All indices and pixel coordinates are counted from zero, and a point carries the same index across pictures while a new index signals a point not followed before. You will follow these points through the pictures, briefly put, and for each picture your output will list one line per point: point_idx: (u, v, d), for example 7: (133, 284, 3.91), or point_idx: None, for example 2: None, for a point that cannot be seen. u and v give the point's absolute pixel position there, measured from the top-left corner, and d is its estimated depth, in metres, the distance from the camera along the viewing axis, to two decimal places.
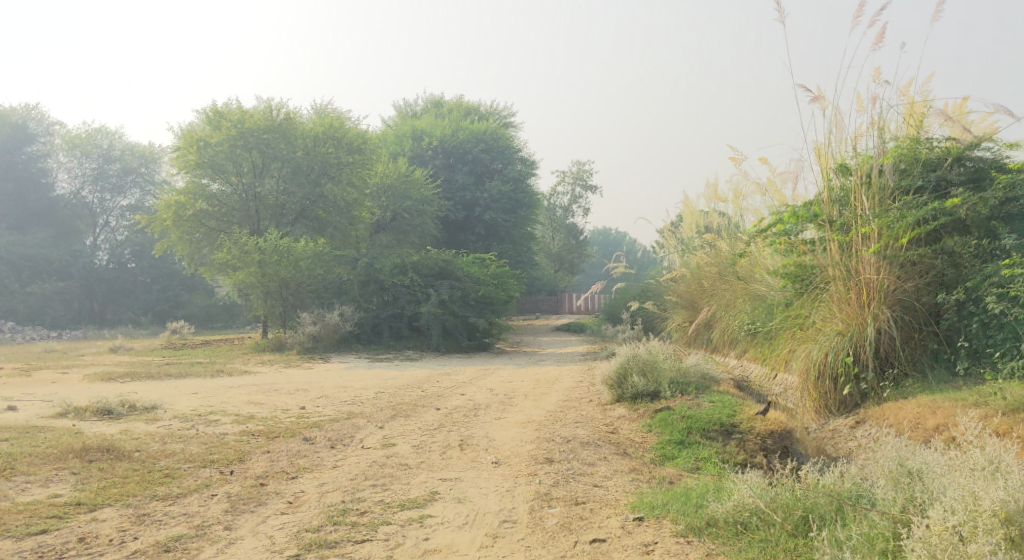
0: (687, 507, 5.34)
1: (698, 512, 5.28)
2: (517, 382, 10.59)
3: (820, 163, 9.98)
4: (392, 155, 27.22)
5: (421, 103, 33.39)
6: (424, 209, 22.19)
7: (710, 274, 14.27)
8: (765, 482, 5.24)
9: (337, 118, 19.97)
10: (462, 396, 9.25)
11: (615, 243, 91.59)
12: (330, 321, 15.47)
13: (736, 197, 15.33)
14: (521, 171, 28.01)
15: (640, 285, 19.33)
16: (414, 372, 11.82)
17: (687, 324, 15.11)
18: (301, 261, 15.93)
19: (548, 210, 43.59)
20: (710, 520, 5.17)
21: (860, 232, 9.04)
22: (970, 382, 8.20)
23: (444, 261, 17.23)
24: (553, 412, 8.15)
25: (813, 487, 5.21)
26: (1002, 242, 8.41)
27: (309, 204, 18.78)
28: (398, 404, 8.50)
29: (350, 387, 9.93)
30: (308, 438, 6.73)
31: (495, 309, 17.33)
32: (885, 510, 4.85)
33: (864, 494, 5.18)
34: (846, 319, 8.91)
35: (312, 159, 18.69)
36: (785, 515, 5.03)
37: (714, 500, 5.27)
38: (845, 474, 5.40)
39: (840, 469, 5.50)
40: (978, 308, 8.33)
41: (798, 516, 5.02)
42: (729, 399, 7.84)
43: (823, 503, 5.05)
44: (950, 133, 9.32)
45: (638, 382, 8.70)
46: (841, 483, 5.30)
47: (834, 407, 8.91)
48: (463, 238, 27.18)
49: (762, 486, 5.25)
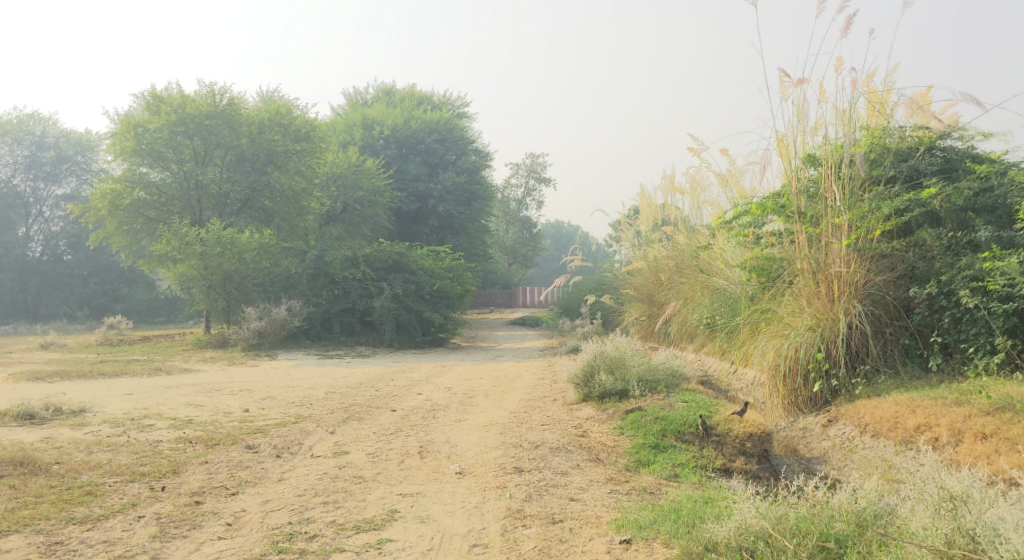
0: (681, 528, 4.95)
1: (692, 534, 4.89)
2: (476, 380, 10.13)
3: (788, 153, 9.63)
4: (342, 145, 26.34)
5: (371, 92, 32.63)
6: (376, 200, 21.54)
7: (669, 267, 13.94)
8: (768, 501, 4.86)
9: (284, 104, 19.24)
10: (419, 396, 8.76)
11: (568, 237, 91.49)
12: (278, 315, 14.77)
13: (695, 190, 15.04)
14: (476, 162, 27.57)
15: (596, 278, 19.02)
16: (366, 370, 11.29)
17: (644, 318, 14.77)
18: (245, 253, 15.16)
19: (502, 204, 43.17)
20: (710, 544, 4.76)
21: (831, 223, 8.69)
22: (944, 379, 7.94)
23: (398, 253, 16.66)
24: (516, 413, 7.70)
25: (824, 510, 4.85)
26: (977, 234, 8.15)
27: (255, 193, 18.03)
28: (351, 405, 7.97)
29: (299, 386, 9.36)
30: (252, 446, 6.17)
31: (450, 303, 16.87)
32: (925, 540, 4.45)
33: (883, 516, 4.80)
34: (816, 315, 8.55)
35: (257, 146, 17.96)
36: (798, 541, 4.66)
37: (712, 521, 4.88)
38: (859, 492, 4.99)
39: (851, 486, 5.08)
40: (951, 302, 8.07)
41: (815, 543, 4.64)
42: (702, 400, 7.48)
43: (843, 528, 4.68)
44: (921, 121, 9.05)
45: (605, 380, 8.30)
46: (856, 501, 4.91)
47: (804, 404, 8.59)
48: (416, 230, 26.59)
49: (765, 505, 4.86)
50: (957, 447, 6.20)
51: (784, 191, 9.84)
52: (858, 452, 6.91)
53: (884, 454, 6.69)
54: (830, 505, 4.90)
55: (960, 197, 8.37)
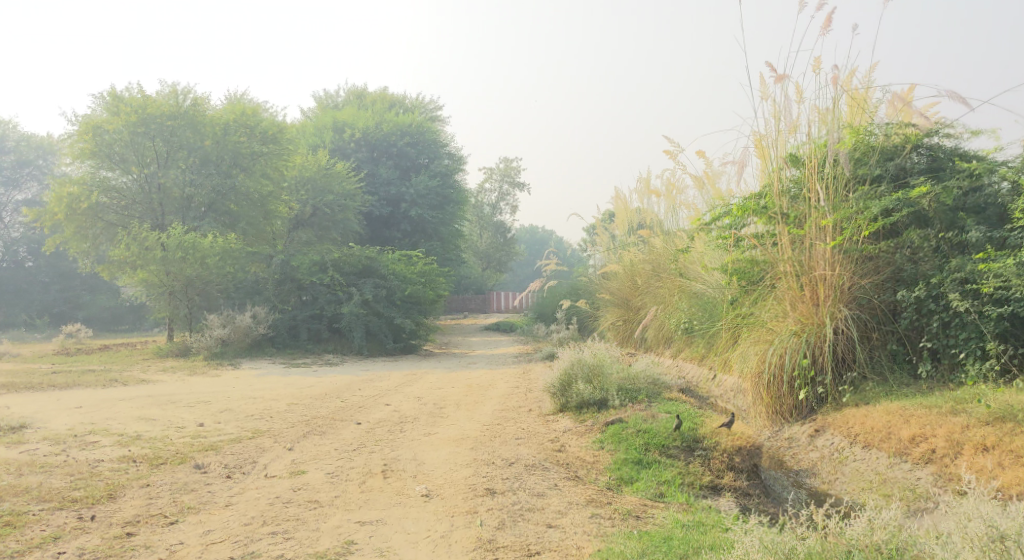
0: None
1: None
2: (447, 390, 9.69)
3: (769, 153, 9.28)
4: (311, 147, 25.73)
5: (342, 94, 32.09)
6: (347, 204, 21.01)
7: (646, 271, 13.58)
8: (770, 531, 4.64)
9: (250, 105, 18.74)
10: (386, 407, 8.31)
11: (543, 241, 91.28)
12: (242, 322, 14.22)
13: (670, 192, 14.72)
14: (448, 166, 27.22)
15: (571, 283, 18.65)
16: (332, 379, 10.81)
17: (620, 323, 14.39)
18: (208, 258, 14.47)
19: (475, 208, 42.76)
20: None
21: (815, 224, 8.35)
22: (934, 387, 7.61)
23: (368, 257, 16.21)
24: (489, 426, 7.28)
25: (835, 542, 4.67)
26: (968, 235, 7.84)
27: (219, 196, 17.44)
28: (314, 418, 7.50)
29: (261, 398, 8.87)
30: (200, 466, 5.69)
31: (421, 309, 16.44)
32: None
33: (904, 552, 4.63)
34: (801, 320, 8.20)
35: (222, 148, 17.46)
36: None
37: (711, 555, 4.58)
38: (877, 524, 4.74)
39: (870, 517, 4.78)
40: (939, 305, 7.75)
41: None
42: (686, 410, 7.11)
43: None
44: (905, 119, 8.75)
45: (583, 389, 7.90)
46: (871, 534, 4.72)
47: (789, 413, 8.24)
48: (388, 235, 26.05)
49: (768, 534, 4.63)
50: (956, 460, 5.89)
51: (765, 191, 9.45)
52: (849, 464, 6.56)
53: (877, 467, 6.35)
54: (847, 541, 4.71)
55: (949, 196, 8.05)
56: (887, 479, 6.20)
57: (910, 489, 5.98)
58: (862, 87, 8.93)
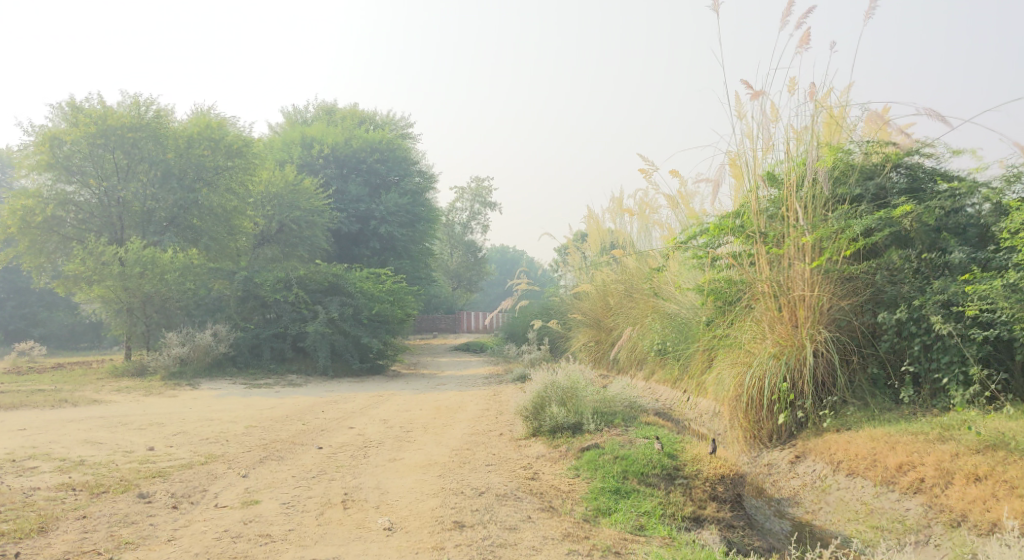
0: None
1: None
2: (414, 412, 9.33)
3: (745, 171, 9.07)
4: (278, 163, 25.25)
5: (312, 110, 31.68)
6: (314, 220, 20.57)
7: (618, 291, 13.35)
8: None
9: (215, 118, 18.34)
10: (350, 431, 7.94)
11: (513, 262, 91.13)
12: (202, 341, 13.75)
13: (643, 212, 14.52)
14: (419, 184, 26.97)
15: (542, 303, 18.38)
16: (294, 400, 10.40)
17: (592, 344, 14.13)
18: (167, 273, 14.15)
19: (446, 228, 42.42)
20: None
21: (794, 243, 8.12)
22: (916, 412, 7.37)
23: (334, 275, 15.81)
24: (457, 451, 6.94)
25: None
26: (951, 256, 7.63)
27: (182, 211, 17.02)
28: (272, 441, 7.11)
29: (218, 420, 8.46)
30: (144, 494, 5.31)
31: (389, 328, 16.08)
32: None
33: None
34: (779, 342, 7.95)
35: (185, 161, 17.04)
36: None
37: None
38: None
39: None
40: (920, 327, 7.52)
41: None
42: (665, 437, 6.83)
43: None
44: (883, 138, 8.60)
45: (557, 412, 7.59)
46: None
47: (768, 437, 7.99)
48: (357, 253, 25.64)
49: None
50: (947, 490, 5.64)
51: (742, 210, 9.22)
52: (833, 493, 6.31)
53: (863, 496, 6.11)
54: None
55: (931, 216, 7.85)
56: (873, 509, 5.96)
57: (899, 520, 5.74)
58: (839, 107, 8.75)
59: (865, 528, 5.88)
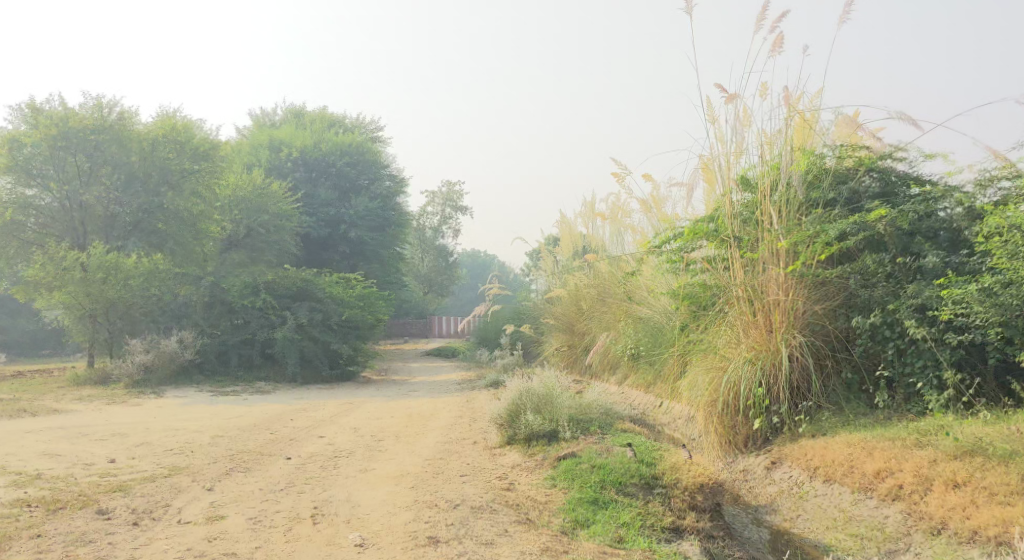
0: None
1: None
2: (385, 420, 9.16)
3: (719, 175, 8.98)
4: (246, 166, 24.91)
5: (280, 113, 31.34)
6: (282, 224, 20.30)
7: (591, 295, 13.27)
8: None
9: (180, 121, 18.00)
10: (320, 440, 7.76)
11: (484, 266, 90.99)
12: (167, 348, 13.46)
13: (615, 216, 14.46)
14: (389, 188, 26.78)
15: (514, 308, 18.27)
16: (263, 408, 10.18)
17: (565, 348, 14.03)
18: (131, 279, 13.79)
19: (417, 232, 42.17)
20: None
21: (769, 247, 8.04)
22: (891, 417, 7.31)
23: (303, 280, 15.61)
24: (430, 461, 6.80)
25: None
26: (925, 260, 7.58)
27: (146, 215, 16.71)
28: (239, 452, 6.92)
29: (183, 430, 8.23)
30: (104, 510, 5.11)
31: (360, 333, 15.89)
32: None
33: None
34: (754, 346, 7.85)
35: (150, 164, 16.71)
36: None
37: None
38: None
39: None
40: (894, 332, 7.46)
41: None
42: (642, 445, 6.73)
43: None
44: (856, 143, 8.56)
45: (532, 420, 7.47)
46: None
47: (742, 443, 7.89)
48: (326, 257, 25.36)
49: None
50: (926, 497, 5.59)
51: (716, 214, 9.13)
52: (811, 500, 6.24)
53: (841, 503, 6.05)
54: None
55: (905, 220, 7.79)
56: (852, 517, 5.90)
57: (878, 528, 5.68)
58: (809, 111, 8.68)
59: (845, 536, 5.82)
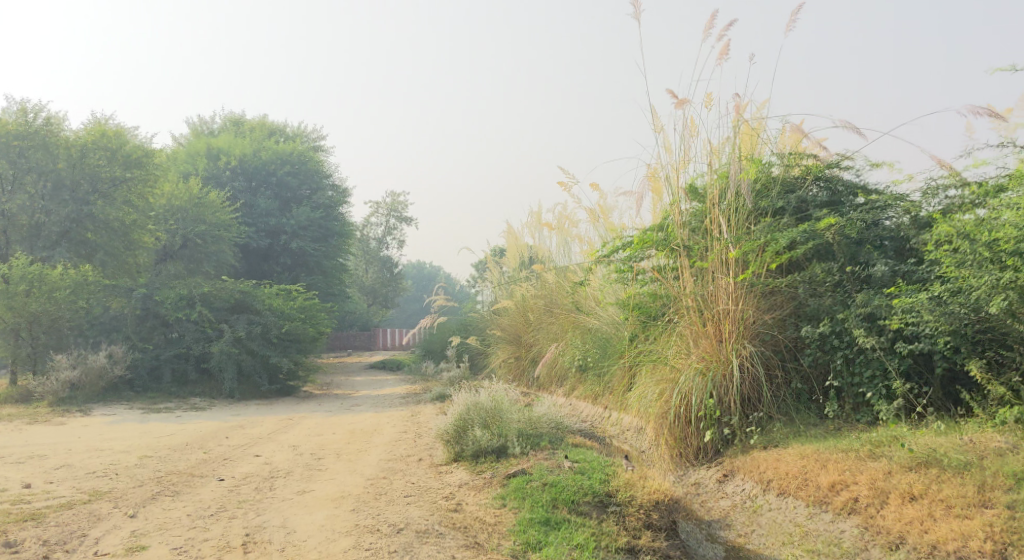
0: None
1: None
2: (326, 436, 8.80)
3: (666, 183, 8.82)
4: (182, 176, 24.19)
5: (219, 121, 30.60)
6: (220, 235, 19.71)
7: (538, 306, 13.05)
8: None
9: (112, 127, 17.36)
10: (257, 459, 7.39)
11: (429, 277, 90.42)
12: (95, 364, 12.85)
13: (562, 226, 14.27)
14: (332, 198, 26.30)
15: (460, 319, 17.99)
16: (196, 425, 9.73)
17: (512, 360, 13.78)
18: (57, 291, 13.17)
19: (361, 243, 41.64)
20: None
21: (717, 256, 7.86)
22: (841, 427, 7.16)
23: (241, 291, 15.17)
24: (374, 480, 6.49)
25: None
26: (874, 269, 7.41)
27: (74, 224, 15.95)
28: (167, 473, 6.52)
29: (109, 450, 7.79)
30: (11, 544, 4.74)
31: (301, 347, 15.44)
32: None
33: None
34: (704, 357, 7.65)
35: (79, 172, 16.05)
36: None
37: None
38: None
39: None
40: (842, 341, 7.33)
41: None
42: (596, 460, 6.53)
43: None
44: (803, 151, 8.42)
45: (479, 435, 7.20)
46: None
47: (694, 455, 7.65)
48: (267, 268, 24.76)
49: None
50: (883, 510, 5.45)
51: (665, 223, 8.99)
52: (765, 514, 6.08)
53: (796, 518, 5.88)
54: None
55: (854, 228, 7.63)
56: (808, 532, 5.74)
57: (834, 544, 5.53)
58: (754, 123, 8.56)
59: (801, 553, 5.66)
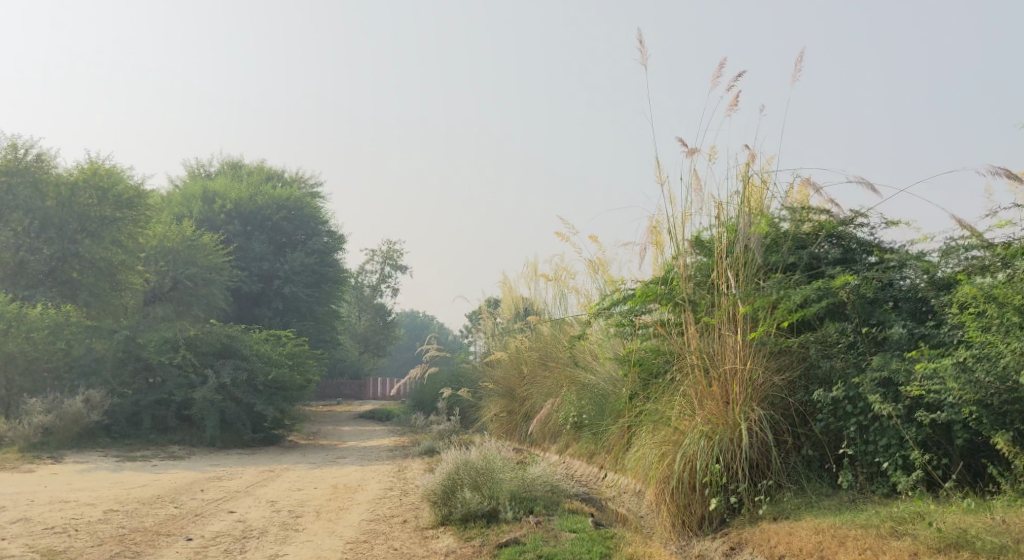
0: None
1: None
2: (308, 492, 8.35)
3: (669, 236, 8.47)
4: (176, 218, 23.96)
5: (216, 165, 30.46)
6: (212, 277, 19.33)
7: (532, 359, 12.64)
8: None
9: (104, 166, 17.14)
10: (231, 515, 6.97)
11: (423, 326, 89.90)
12: (70, 408, 12.38)
13: (559, 277, 13.92)
14: (328, 244, 25.99)
15: (453, 370, 17.55)
16: (171, 476, 9.27)
17: (504, 415, 13.32)
18: (36, 332, 12.81)
19: (355, 290, 41.29)
20: None
21: (724, 313, 7.48)
22: (856, 498, 6.71)
23: (229, 336, 14.77)
24: (354, 545, 6.07)
25: None
26: (892, 331, 7.02)
27: (60, 262, 15.59)
28: (131, 532, 6.13)
29: (73, 502, 7.34)
30: None
31: (288, 396, 14.95)
32: None
33: None
34: (711, 419, 7.22)
35: (67, 211, 15.84)
36: None
37: None
38: None
39: None
40: (856, 407, 6.92)
41: None
42: (597, 530, 6.13)
43: None
44: (815, 207, 8.07)
45: (469, 498, 6.80)
46: None
47: (697, 524, 7.15)
48: (258, 313, 24.34)
49: None
50: None
51: (669, 276, 8.63)
52: None
53: None
54: None
55: (870, 287, 7.25)
56: None
57: None
58: (758, 175, 8.14)
59: None
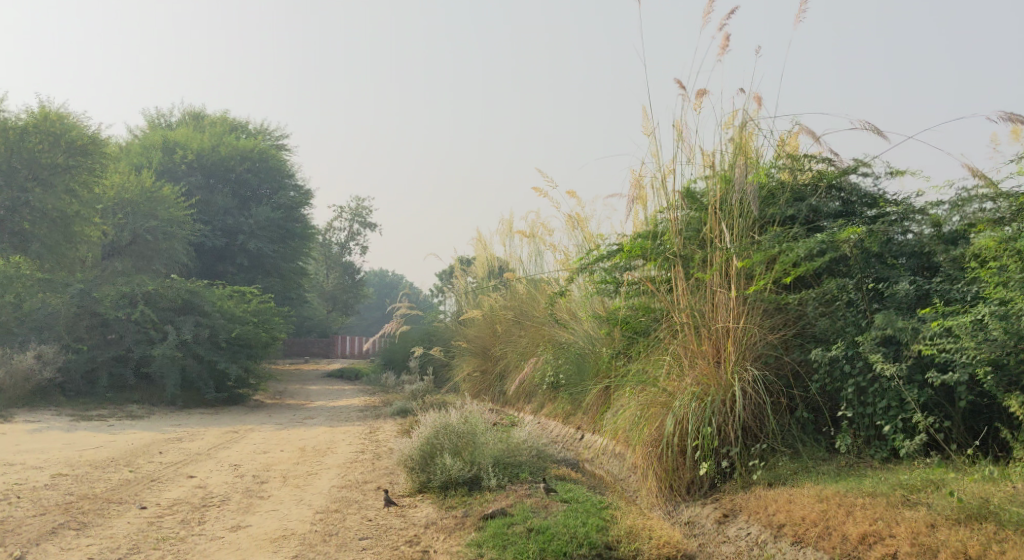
0: None
1: None
2: (275, 455, 7.85)
3: (657, 189, 7.99)
4: (135, 168, 23.08)
5: (177, 115, 29.40)
6: (173, 231, 18.58)
7: (506, 317, 12.19)
8: None
9: (56, 110, 16.26)
10: (191, 480, 6.47)
11: (391, 286, 89.14)
12: (20, 364, 11.83)
13: (535, 234, 13.45)
14: (294, 199, 25.25)
15: (424, 329, 17.05)
16: (127, 438, 8.71)
17: (477, 374, 12.89)
18: None
19: (323, 247, 40.51)
20: None
21: (718, 266, 7.04)
22: (854, 464, 6.33)
23: (189, 290, 14.10)
24: (323, 515, 5.64)
25: None
26: (896, 287, 6.63)
27: (10, 212, 14.77)
28: (79, 499, 5.62)
29: (18, 465, 6.78)
30: None
31: (252, 354, 14.37)
32: None
33: None
34: (702, 380, 6.80)
35: (16, 157, 15.01)
36: None
37: None
38: None
39: None
40: (854, 367, 6.49)
41: None
42: (593, 501, 5.74)
43: None
44: (816, 156, 7.63)
45: (450, 463, 6.37)
46: None
47: (686, 490, 6.74)
48: (222, 269, 23.58)
49: None
50: None
51: (657, 230, 8.15)
52: None
53: None
54: None
55: (874, 240, 6.84)
56: None
57: None
58: (754, 122, 7.63)
59: None
